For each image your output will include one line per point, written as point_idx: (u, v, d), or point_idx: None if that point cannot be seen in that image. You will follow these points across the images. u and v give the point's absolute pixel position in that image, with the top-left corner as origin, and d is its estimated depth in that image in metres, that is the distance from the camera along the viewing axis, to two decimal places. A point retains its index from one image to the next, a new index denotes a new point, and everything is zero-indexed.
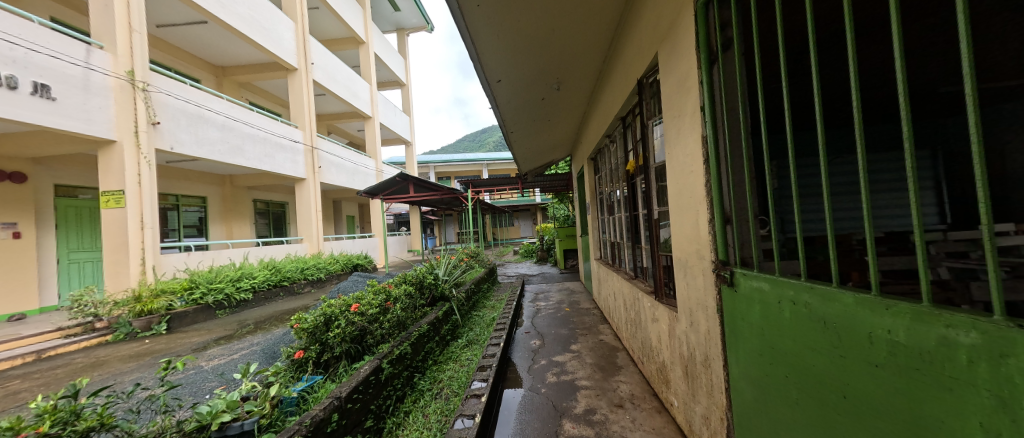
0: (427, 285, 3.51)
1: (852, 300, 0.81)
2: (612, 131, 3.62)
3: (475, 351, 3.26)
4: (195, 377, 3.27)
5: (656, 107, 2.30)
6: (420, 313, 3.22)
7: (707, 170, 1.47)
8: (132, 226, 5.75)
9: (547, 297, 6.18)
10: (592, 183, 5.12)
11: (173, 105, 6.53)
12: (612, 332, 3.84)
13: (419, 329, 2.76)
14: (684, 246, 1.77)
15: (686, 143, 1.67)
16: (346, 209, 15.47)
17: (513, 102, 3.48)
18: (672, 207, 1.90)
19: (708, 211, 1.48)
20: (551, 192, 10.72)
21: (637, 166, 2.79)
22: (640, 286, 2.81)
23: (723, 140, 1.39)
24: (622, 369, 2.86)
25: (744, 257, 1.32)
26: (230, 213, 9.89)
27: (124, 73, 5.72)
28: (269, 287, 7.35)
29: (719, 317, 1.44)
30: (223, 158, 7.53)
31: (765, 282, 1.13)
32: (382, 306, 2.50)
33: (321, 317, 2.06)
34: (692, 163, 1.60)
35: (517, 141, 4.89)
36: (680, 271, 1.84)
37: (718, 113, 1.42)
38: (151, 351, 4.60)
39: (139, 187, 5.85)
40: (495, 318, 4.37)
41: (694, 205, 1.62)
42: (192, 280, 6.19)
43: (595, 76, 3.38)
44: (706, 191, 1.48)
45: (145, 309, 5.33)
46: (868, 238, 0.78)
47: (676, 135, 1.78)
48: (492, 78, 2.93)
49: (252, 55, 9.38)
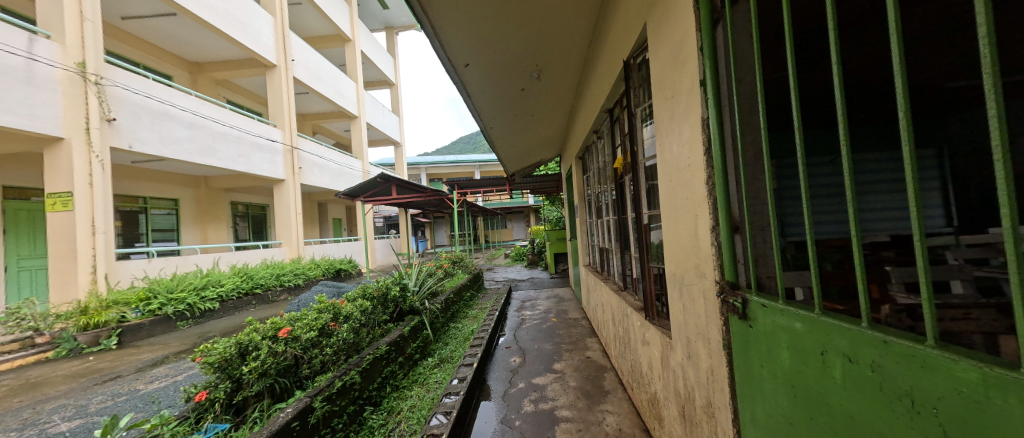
0: (392, 298, 3.15)
1: (978, 379, 0.43)
2: (599, 126, 3.33)
3: (445, 372, 2.88)
4: (100, 419, 2.79)
5: (646, 93, 1.96)
6: (381, 330, 2.84)
7: (712, 159, 1.11)
8: (82, 231, 5.25)
9: (534, 305, 5.82)
10: (580, 185, 4.78)
11: (132, 100, 6.06)
12: (600, 347, 3.50)
13: (375, 351, 2.39)
14: (680, 260, 1.41)
15: (681, 130, 1.32)
16: (333, 211, 14.99)
17: (488, 92, 3.12)
18: (665, 211, 1.55)
19: (709, 216, 1.13)
20: (542, 193, 10.41)
21: (624, 163, 2.45)
22: (630, 300, 2.46)
23: (734, 121, 1.04)
24: (609, 395, 2.51)
25: (760, 278, 0.98)
26: (205, 216, 9.34)
27: (73, 65, 5.24)
28: (239, 296, 6.82)
29: (725, 357, 1.09)
30: (192, 158, 7.03)
31: (797, 322, 0.76)
32: (325, 328, 2.13)
33: (234, 347, 1.67)
34: (691, 153, 1.23)
35: (499, 137, 4.55)
36: (675, 288, 1.49)
37: (728, 85, 1.06)
38: (92, 370, 4.11)
39: (90, 189, 5.37)
40: (474, 331, 4.01)
41: (692, 207, 1.26)
42: (150, 289, 5.69)
43: (580, 64, 3.07)
44: (707, 192, 1.14)
45: (91, 322, 4.83)
46: (1014, 272, 0.40)
47: (670, 121, 1.42)
48: (458, 62, 2.55)
49: (228, 51, 8.90)
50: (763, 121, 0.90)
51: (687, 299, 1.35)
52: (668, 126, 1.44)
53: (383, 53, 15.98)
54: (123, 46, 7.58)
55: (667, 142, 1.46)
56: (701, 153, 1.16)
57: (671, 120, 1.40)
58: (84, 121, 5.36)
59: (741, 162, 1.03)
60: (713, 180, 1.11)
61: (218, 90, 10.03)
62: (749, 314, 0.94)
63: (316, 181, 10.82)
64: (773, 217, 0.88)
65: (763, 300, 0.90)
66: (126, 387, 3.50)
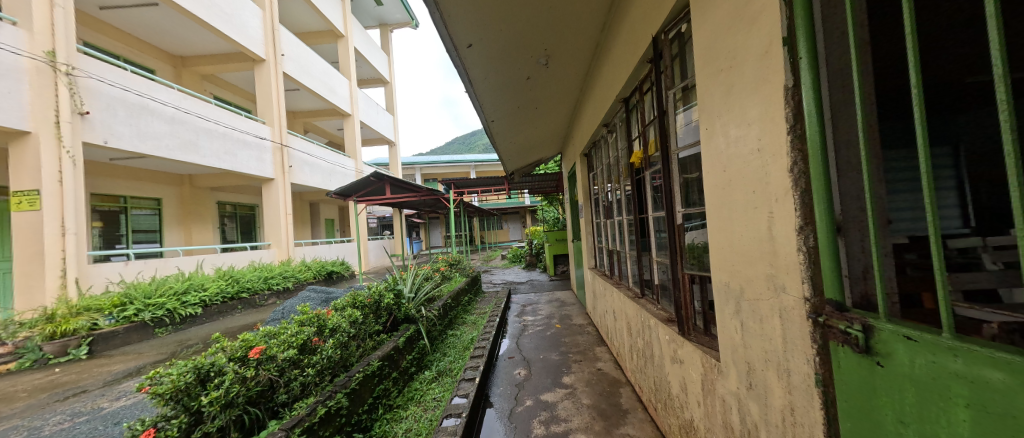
0: (386, 305, 2.84)
1: None
2: (610, 119, 3.09)
3: (445, 388, 2.60)
4: None
5: (679, 71, 1.75)
6: (374, 342, 2.56)
7: (803, 138, 0.87)
8: (50, 232, 4.76)
9: (535, 310, 5.54)
10: (585, 183, 4.52)
11: (108, 92, 5.58)
12: (611, 358, 3.25)
13: (366, 368, 2.10)
14: (741, 266, 1.16)
15: (744, 109, 1.08)
16: (325, 212, 14.58)
17: (491, 79, 2.83)
18: (716, 210, 1.32)
19: (795, 212, 0.90)
20: (540, 192, 10.18)
21: (646, 156, 2.25)
22: (653, 310, 2.24)
23: (840, 86, 0.79)
24: (629, 416, 2.26)
25: (874, 294, 0.76)
26: (189, 216, 8.90)
27: (41, 53, 4.77)
28: (224, 300, 6.36)
29: (822, 396, 0.85)
30: (173, 155, 6.56)
31: (999, 372, 0.49)
32: (307, 344, 1.83)
33: (190, 373, 1.35)
34: (765, 133, 0.99)
35: (500, 132, 4.27)
36: (730, 301, 1.25)
37: (831, 35, 0.81)
38: (54, 385, 3.62)
39: (59, 187, 4.86)
40: (474, 339, 3.73)
41: (762, 204, 1.03)
42: (126, 294, 5.21)
43: (591, 50, 2.83)
44: (792, 182, 0.90)
45: (58, 330, 4.33)
46: None
47: (725, 101, 1.18)
48: (459, 43, 2.24)
49: (214, 45, 8.50)
50: (920, 79, 0.57)
51: (753, 315, 1.11)
52: (725, 104, 1.19)
53: (377, 51, 15.64)
54: (99, 37, 7.13)
55: (723, 124, 1.21)
56: (784, 132, 0.91)
57: (731, 95, 1.14)
58: (54, 114, 4.89)
59: (849, 140, 0.79)
60: (802, 166, 0.88)
61: (205, 85, 9.62)
62: (875, 348, 0.70)
63: (306, 180, 10.42)
64: (931, 212, 0.58)
65: (905, 330, 0.65)
66: (89, 404, 3.12)
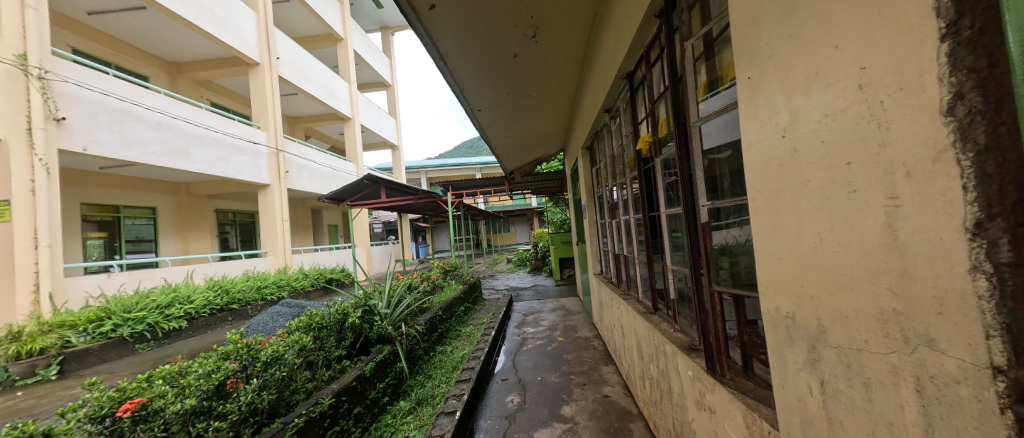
0: (353, 325, 2.44)
1: None
2: (613, 103, 2.67)
3: (420, 424, 2.16)
4: None
5: (699, 18, 1.32)
6: (335, 371, 2.15)
7: (976, 44, 0.42)
8: (20, 244, 4.53)
9: (536, 321, 5.05)
10: (588, 179, 4.08)
11: (86, 97, 5.37)
12: (620, 381, 2.79)
13: (310, 410, 1.70)
14: (821, 291, 0.72)
15: (827, 31, 0.65)
16: (328, 217, 14.39)
17: (467, 54, 2.39)
18: (770, 202, 0.88)
19: (963, 191, 0.45)
20: (544, 193, 9.71)
21: (655, 139, 1.83)
22: (668, 332, 1.80)
23: None
24: None
25: None
26: (187, 225, 8.73)
27: (12, 57, 4.56)
28: (212, 312, 6.05)
29: None
30: (161, 161, 6.33)
31: None
32: (224, 386, 1.44)
33: None
34: (877, 50, 0.55)
35: (489, 124, 3.88)
36: (798, 344, 0.81)
37: None
38: (6, 412, 3.29)
39: (31, 196, 4.65)
40: (464, 356, 3.30)
41: (870, 184, 0.59)
42: (103, 309, 4.94)
43: (588, 18, 2.41)
44: (949, 136, 0.46)
45: (23, 350, 4.04)
46: None
47: (789, 23, 0.74)
48: (420, 3, 1.78)
49: (208, 49, 8.33)
50: None
51: (845, 372, 0.67)
52: (785, 28, 0.76)
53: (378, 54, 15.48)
54: (89, 44, 7.01)
55: (786, 60, 0.77)
56: (927, 40, 0.47)
57: (798, 10, 0.71)
58: (25, 120, 4.68)
59: None
60: (977, 99, 0.43)
61: (201, 92, 9.52)
62: None
63: (305, 186, 10.14)
64: None
65: None
66: None
